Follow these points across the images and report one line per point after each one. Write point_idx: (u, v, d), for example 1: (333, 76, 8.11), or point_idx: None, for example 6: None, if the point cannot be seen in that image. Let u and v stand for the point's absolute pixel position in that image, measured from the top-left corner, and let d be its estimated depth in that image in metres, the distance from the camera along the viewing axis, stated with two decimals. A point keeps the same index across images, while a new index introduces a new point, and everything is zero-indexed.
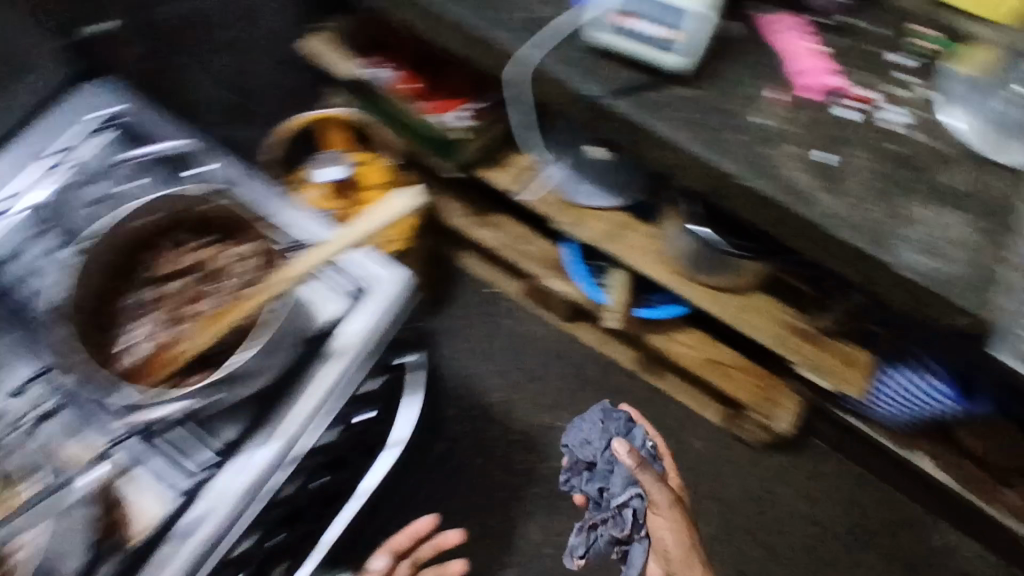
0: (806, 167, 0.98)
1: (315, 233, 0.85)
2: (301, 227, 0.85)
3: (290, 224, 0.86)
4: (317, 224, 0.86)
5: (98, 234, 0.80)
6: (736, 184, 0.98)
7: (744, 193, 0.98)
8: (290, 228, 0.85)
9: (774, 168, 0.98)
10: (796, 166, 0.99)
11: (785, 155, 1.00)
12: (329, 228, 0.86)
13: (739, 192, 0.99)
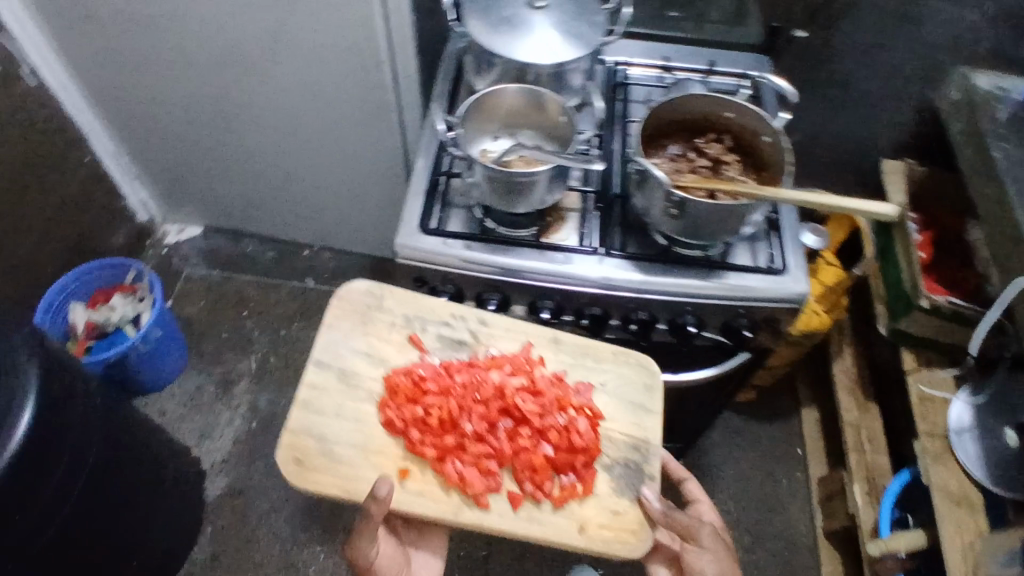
0: (609, 377, 0.95)
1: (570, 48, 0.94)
2: (577, 33, 0.96)
3: (565, 27, 0.96)
4: (544, 16, 0.96)
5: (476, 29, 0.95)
6: (461, 364, 0.92)
7: (467, 386, 0.90)
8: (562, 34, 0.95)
9: (574, 359, 0.95)
10: (605, 372, 0.95)
11: (593, 356, 0.96)
12: (547, 26, 0.96)
13: (431, 397, 0.88)
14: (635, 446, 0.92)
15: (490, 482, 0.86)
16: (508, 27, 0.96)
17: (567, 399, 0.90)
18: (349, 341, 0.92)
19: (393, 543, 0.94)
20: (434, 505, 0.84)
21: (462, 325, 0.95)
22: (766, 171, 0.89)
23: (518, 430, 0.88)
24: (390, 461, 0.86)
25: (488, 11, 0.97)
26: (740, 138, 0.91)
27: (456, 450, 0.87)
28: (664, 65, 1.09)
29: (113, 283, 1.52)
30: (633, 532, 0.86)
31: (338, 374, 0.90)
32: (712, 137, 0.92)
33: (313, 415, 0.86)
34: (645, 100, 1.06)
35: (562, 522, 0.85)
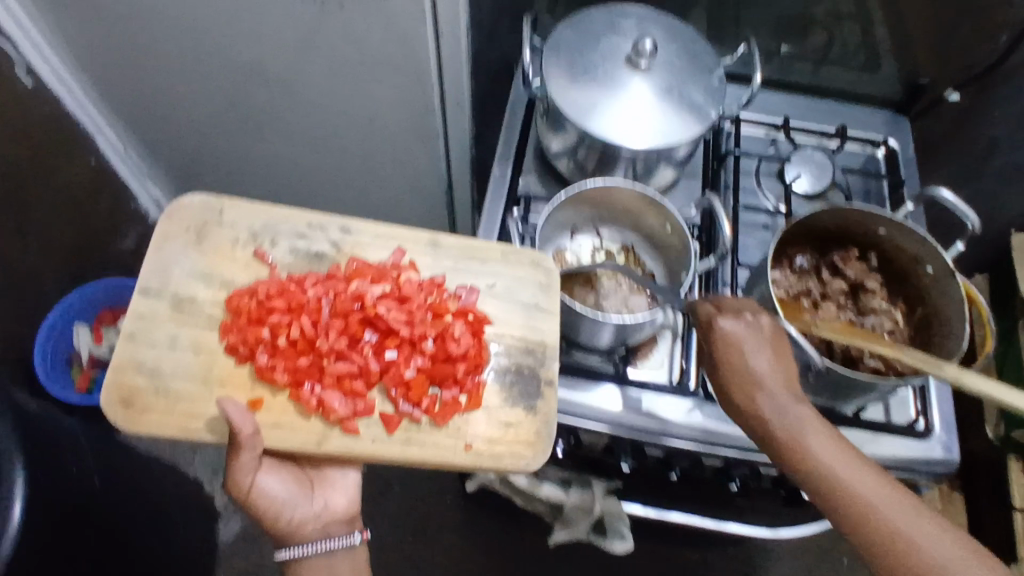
0: (498, 279, 0.78)
1: (686, 119, 0.74)
2: (692, 101, 0.75)
3: (677, 90, 0.75)
4: (645, 75, 0.75)
5: (552, 86, 0.75)
6: (316, 277, 0.76)
7: (323, 301, 0.74)
8: (676, 99, 0.75)
9: (457, 262, 0.79)
10: (494, 275, 0.78)
11: (477, 258, 0.79)
12: (655, 86, 0.75)
13: (279, 317, 0.73)
14: (530, 349, 0.76)
15: (359, 404, 0.72)
16: (590, 76, 0.75)
17: (443, 303, 0.75)
18: (182, 259, 0.75)
19: (289, 476, 0.72)
20: (295, 437, 0.70)
21: (317, 237, 0.78)
22: (920, 309, 0.70)
23: (386, 343, 0.74)
24: (232, 385, 0.71)
25: (574, 68, 0.76)
26: (890, 258, 0.72)
27: (308, 373, 0.72)
28: (781, 125, 0.88)
29: (111, 316, 1.38)
30: (529, 441, 0.72)
31: (171, 301, 0.73)
32: (854, 253, 0.73)
33: (142, 346, 0.71)
34: (758, 172, 0.87)
35: (444, 440, 0.72)
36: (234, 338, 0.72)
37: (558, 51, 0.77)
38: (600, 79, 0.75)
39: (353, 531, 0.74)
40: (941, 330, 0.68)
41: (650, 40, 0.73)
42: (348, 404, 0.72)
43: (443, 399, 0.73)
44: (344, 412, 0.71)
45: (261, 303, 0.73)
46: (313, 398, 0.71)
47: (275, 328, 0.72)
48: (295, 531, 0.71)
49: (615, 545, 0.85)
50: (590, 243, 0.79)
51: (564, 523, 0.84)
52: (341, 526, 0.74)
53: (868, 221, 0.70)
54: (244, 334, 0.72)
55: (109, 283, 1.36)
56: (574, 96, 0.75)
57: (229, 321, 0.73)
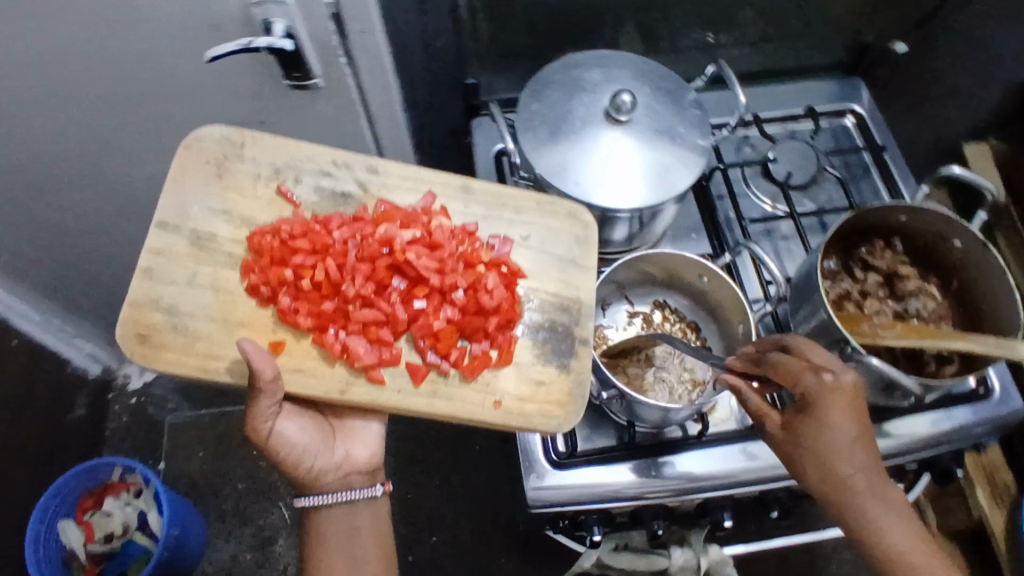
0: (533, 229, 0.76)
1: (683, 158, 0.71)
2: (681, 139, 0.72)
3: (665, 132, 0.72)
4: (627, 126, 0.72)
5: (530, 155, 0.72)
6: (342, 219, 0.72)
7: (349, 243, 0.70)
8: (667, 142, 0.72)
9: (489, 212, 0.76)
10: (528, 228, 0.76)
11: (511, 207, 0.76)
12: (642, 135, 0.72)
13: (304, 258, 0.69)
14: (565, 307, 0.73)
15: (385, 354, 0.69)
16: (569, 136, 0.72)
17: (475, 254, 0.72)
18: (199, 196, 0.71)
19: (310, 424, 0.70)
20: (319, 386, 0.67)
21: (343, 183, 0.74)
22: (956, 280, 0.71)
23: (415, 292, 0.70)
24: (260, 329, 0.68)
25: (556, 139, 0.72)
26: (914, 239, 0.73)
27: (346, 326, 0.69)
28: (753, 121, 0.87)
29: (92, 503, 1.25)
30: (560, 401, 0.70)
31: (189, 238, 0.70)
32: (879, 244, 0.73)
33: (160, 284, 0.68)
34: (746, 179, 0.86)
35: (472, 395, 0.69)
36: (257, 279, 0.68)
37: (533, 126, 0.73)
38: (578, 136, 0.72)
39: (375, 484, 0.73)
40: (987, 299, 0.68)
41: (627, 92, 0.70)
42: (382, 355, 0.69)
43: (473, 350, 0.70)
44: (379, 358, 0.68)
45: (284, 242, 0.69)
46: (352, 359, 0.68)
47: (302, 282, 0.68)
48: (316, 479, 0.70)
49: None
50: (633, 311, 0.77)
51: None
52: (362, 478, 0.73)
53: (891, 212, 0.70)
54: (266, 275, 0.68)
55: (78, 472, 1.22)
56: (556, 159, 0.72)
57: (256, 275, 0.68)
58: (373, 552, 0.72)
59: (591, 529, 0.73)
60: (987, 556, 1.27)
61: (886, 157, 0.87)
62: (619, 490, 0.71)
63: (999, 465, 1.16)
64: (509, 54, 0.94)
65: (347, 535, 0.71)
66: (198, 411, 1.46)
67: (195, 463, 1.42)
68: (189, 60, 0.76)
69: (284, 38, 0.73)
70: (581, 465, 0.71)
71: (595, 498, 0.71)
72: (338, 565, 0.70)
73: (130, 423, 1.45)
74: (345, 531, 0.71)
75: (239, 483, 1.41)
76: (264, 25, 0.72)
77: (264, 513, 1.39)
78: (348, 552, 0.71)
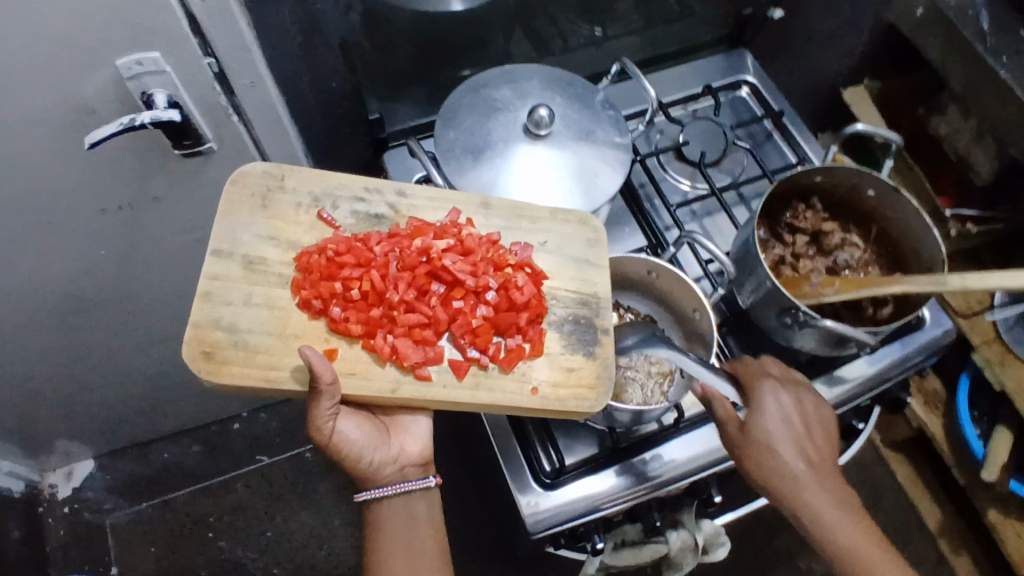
0: (549, 235, 0.73)
1: (613, 156, 0.73)
2: (602, 140, 0.73)
3: (585, 135, 0.73)
4: (548, 140, 0.72)
5: (458, 184, 0.71)
6: (381, 236, 0.69)
7: (391, 256, 0.68)
8: (591, 145, 0.73)
9: (507, 224, 0.72)
10: (544, 232, 0.73)
11: (525, 216, 0.73)
12: (565, 143, 0.72)
13: (351, 271, 0.66)
14: (585, 301, 0.71)
15: (429, 352, 0.66)
16: (492, 157, 0.72)
17: (504, 255, 0.69)
18: (248, 224, 0.69)
19: (368, 422, 0.67)
20: (372, 386, 0.64)
21: (377, 199, 0.72)
22: (874, 226, 0.76)
23: (453, 295, 0.68)
24: (307, 337, 0.65)
25: (480, 163, 0.72)
26: (830, 195, 0.77)
27: (396, 337, 0.66)
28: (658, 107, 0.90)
29: None
30: (592, 384, 0.67)
31: (241, 262, 0.67)
32: (801, 206, 0.77)
33: (218, 304, 0.65)
34: (665, 167, 0.88)
35: (512, 383, 0.66)
36: (307, 291, 0.66)
37: (455, 155, 0.72)
38: (501, 157, 0.72)
39: (429, 476, 0.70)
40: (905, 240, 0.74)
41: (543, 107, 0.70)
42: (430, 354, 0.66)
43: (507, 343, 0.68)
44: (422, 357, 0.65)
45: (325, 255, 0.67)
46: (400, 360, 0.65)
47: (348, 293, 0.66)
48: (375, 474, 0.67)
49: (723, 553, 0.89)
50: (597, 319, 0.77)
51: (671, 563, 0.86)
52: (418, 471, 0.69)
53: (807, 174, 0.74)
54: (316, 289, 0.66)
55: None
56: (485, 182, 0.72)
57: (306, 291, 0.66)
58: (432, 537, 0.68)
59: (592, 538, 0.73)
60: (936, 463, 1.35)
61: (785, 120, 0.92)
62: (612, 496, 0.71)
63: (927, 374, 1.27)
64: (403, 81, 0.92)
65: (406, 525, 0.68)
66: (140, 505, 1.36)
67: (148, 562, 1.31)
68: (69, 143, 0.69)
69: (169, 108, 0.67)
70: (571, 480, 0.71)
71: (592, 509, 0.70)
72: (399, 555, 0.66)
73: (66, 538, 1.32)
74: (403, 521, 0.68)
75: (201, 570, 1.31)
76: (144, 98, 0.66)
77: None
78: (407, 541, 0.67)
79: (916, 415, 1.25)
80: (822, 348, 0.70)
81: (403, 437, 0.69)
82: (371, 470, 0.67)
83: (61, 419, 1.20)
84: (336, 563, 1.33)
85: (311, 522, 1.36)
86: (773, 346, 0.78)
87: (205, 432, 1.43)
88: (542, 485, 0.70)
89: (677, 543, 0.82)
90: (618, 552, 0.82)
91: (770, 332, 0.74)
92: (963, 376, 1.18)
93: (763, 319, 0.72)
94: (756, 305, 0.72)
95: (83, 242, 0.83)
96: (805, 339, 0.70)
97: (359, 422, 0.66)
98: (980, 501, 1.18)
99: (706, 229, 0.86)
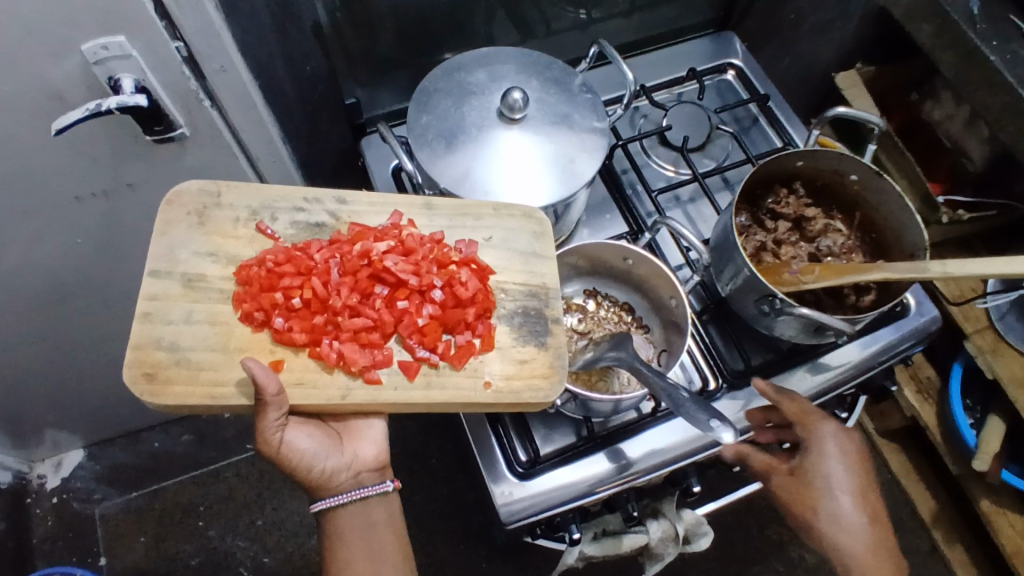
0: (494, 231, 0.72)
1: (592, 138, 0.71)
2: (579, 124, 0.72)
3: (562, 119, 0.71)
4: (524, 124, 0.70)
5: (431, 169, 0.69)
6: (322, 243, 0.68)
7: (333, 262, 0.67)
8: (568, 129, 0.71)
9: (451, 222, 0.72)
10: (488, 228, 0.72)
11: (469, 215, 0.73)
12: (542, 127, 0.71)
13: (291, 280, 0.66)
14: (534, 293, 0.71)
15: (378, 355, 0.65)
16: (467, 142, 0.70)
17: (448, 253, 0.69)
18: (186, 241, 0.67)
19: (319, 431, 0.66)
20: (320, 394, 0.63)
21: (317, 208, 0.71)
22: (858, 212, 0.75)
23: (397, 296, 0.68)
24: (251, 348, 0.64)
25: (454, 148, 0.69)
26: (813, 180, 0.76)
27: (342, 340, 0.65)
28: (641, 92, 0.88)
29: None
30: (545, 373, 0.67)
31: (181, 281, 0.65)
32: (783, 192, 0.76)
33: (159, 324, 0.63)
34: (647, 153, 0.87)
35: (461, 380, 0.66)
36: (248, 304, 0.65)
37: (428, 141, 0.70)
38: (476, 142, 0.70)
39: (386, 480, 0.69)
40: (889, 225, 0.73)
41: (517, 90, 0.69)
42: (378, 358, 0.65)
43: (455, 342, 0.67)
44: (371, 359, 0.65)
45: (266, 266, 0.66)
46: (347, 364, 0.64)
47: (290, 302, 0.65)
48: (328, 483, 0.66)
49: (707, 545, 0.88)
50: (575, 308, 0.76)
51: (653, 555, 0.85)
52: (374, 475, 0.69)
53: (791, 157, 0.73)
54: (258, 301, 0.65)
55: None
56: (459, 167, 0.70)
57: (249, 303, 0.65)
58: (392, 544, 0.68)
59: (570, 528, 0.72)
60: (928, 452, 1.34)
61: (770, 104, 0.90)
62: (589, 485, 0.70)
63: (919, 362, 1.25)
64: (381, 66, 0.91)
65: (365, 531, 0.67)
66: (129, 495, 1.36)
67: (138, 552, 1.31)
68: (36, 131, 0.68)
69: (136, 94, 0.66)
70: (548, 470, 0.70)
71: (568, 500, 0.70)
72: (360, 564, 0.66)
73: (56, 528, 1.32)
74: (362, 529, 0.67)
75: (192, 560, 1.31)
76: (111, 83, 0.65)
77: None
78: (366, 546, 0.67)
79: (908, 404, 1.24)
80: (801, 335, 0.69)
81: (353, 442, 0.68)
82: (322, 481, 0.66)
83: (48, 409, 1.20)
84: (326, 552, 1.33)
85: (301, 511, 1.36)
86: (755, 334, 0.77)
87: (194, 421, 1.42)
88: (519, 474, 0.70)
89: (656, 534, 0.81)
90: (597, 543, 0.82)
91: (750, 320, 0.72)
92: (956, 365, 1.16)
93: (742, 307, 0.71)
94: (735, 293, 0.70)
95: (57, 231, 0.82)
96: (784, 326, 0.69)
97: (310, 433, 0.65)
98: (971, 491, 1.17)
99: (688, 216, 0.84)
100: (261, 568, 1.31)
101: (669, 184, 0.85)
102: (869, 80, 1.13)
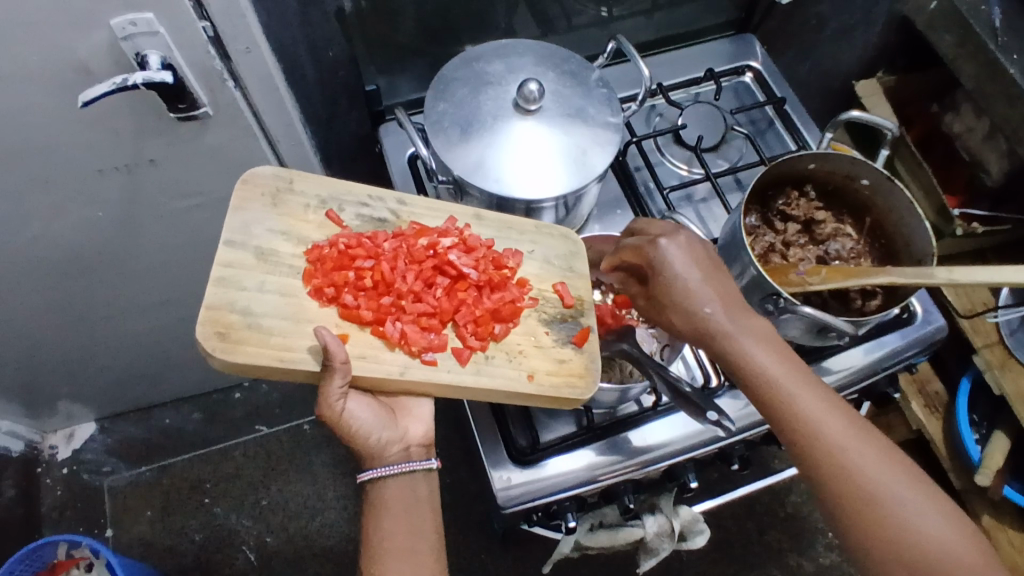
0: (537, 244, 0.76)
1: (605, 133, 0.72)
2: (593, 118, 0.73)
3: (577, 112, 0.72)
4: (539, 116, 0.71)
5: (444, 156, 0.70)
6: (387, 234, 0.72)
7: (399, 251, 0.71)
8: (584, 123, 0.72)
9: (499, 232, 0.75)
10: (532, 242, 0.76)
11: (514, 227, 0.76)
12: (558, 120, 0.71)
13: (363, 262, 0.69)
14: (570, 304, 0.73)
15: (434, 339, 0.68)
16: (481, 130, 0.71)
17: (502, 256, 0.73)
18: (261, 219, 0.69)
19: (374, 404, 0.68)
20: (380, 369, 0.65)
21: (380, 205, 0.74)
22: (868, 217, 0.75)
23: (457, 288, 0.71)
24: (315, 318, 0.66)
25: (468, 137, 0.70)
26: (825, 183, 0.76)
27: (404, 322, 0.67)
28: (658, 91, 0.89)
29: None
30: (582, 372, 0.69)
31: (254, 252, 0.68)
32: (794, 194, 0.76)
33: (233, 288, 0.65)
34: (662, 153, 0.87)
35: (509, 371, 0.68)
36: (321, 280, 0.67)
37: (444, 128, 0.71)
38: (490, 132, 0.70)
39: (431, 457, 0.71)
40: (897, 230, 0.73)
41: (532, 81, 0.69)
42: (436, 343, 0.67)
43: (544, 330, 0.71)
44: (423, 344, 0.67)
45: (338, 248, 0.69)
46: (407, 343, 0.67)
47: (359, 283, 0.68)
48: (382, 453, 0.68)
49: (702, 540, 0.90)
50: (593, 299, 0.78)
51: (648, 549, 0.86)
52: (422, 451, 0.70)
53: (803, 161, 0.73)
54: (333, 280, 0.67)
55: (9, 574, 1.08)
56: (474, 155, 0.70)
57: (319, 281, 0.67)
58: (430, 519, 0.67)
59: (565, 515, 0.73)
60: (932, 466, 1.34)
61: (787, 108, 0.91)
62: (587, 475, 0.71)
63: (927, 375, 1.25)
64: (401, 55, 0.92)
65: (410, 503, 0.67)
66: (138, 469, 1.38)
67: (144, 525, 1.34)
68: (63, 102, 0.69)
69: (161, 70, 0.67)
70: (547, 457, 0.71)
71: (564, 487, 0.70)
72: (400, 536, 0.65)
73: (66, 497, 1.35)
74: (409, 503, 0.67)
75: (196, 535, 1.33)
76: (137, 59, 0.67)
77: (229, 561, 1.31)
78: (410, 521, 0.66)
79: (913, 416, 1.23)
80: (804, 335, 0.70)
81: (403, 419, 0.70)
82: (377, 451, 0.67)
83: (63, 380, 1.23)
84: (327, 534, 1.34)
85: (305, 492, 1.37)
86: None
87: (204, 401, 1.45)
88: (519, 459, 0.70)
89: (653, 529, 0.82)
90: (594, 533, 0.83)
91: None
92: (964, 380, 1.15)
93: None
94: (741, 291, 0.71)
95: (79, 203, 0.84)
96: (788, 326, 0.69)
97: (363, 403, 0.67)
98: (973, 505, 1.17)
99: (700, 215, 0.85)
100: (263, 546, 1.33)
101: (683, 182, 0.86)
102: (890, 89, 1.11)
